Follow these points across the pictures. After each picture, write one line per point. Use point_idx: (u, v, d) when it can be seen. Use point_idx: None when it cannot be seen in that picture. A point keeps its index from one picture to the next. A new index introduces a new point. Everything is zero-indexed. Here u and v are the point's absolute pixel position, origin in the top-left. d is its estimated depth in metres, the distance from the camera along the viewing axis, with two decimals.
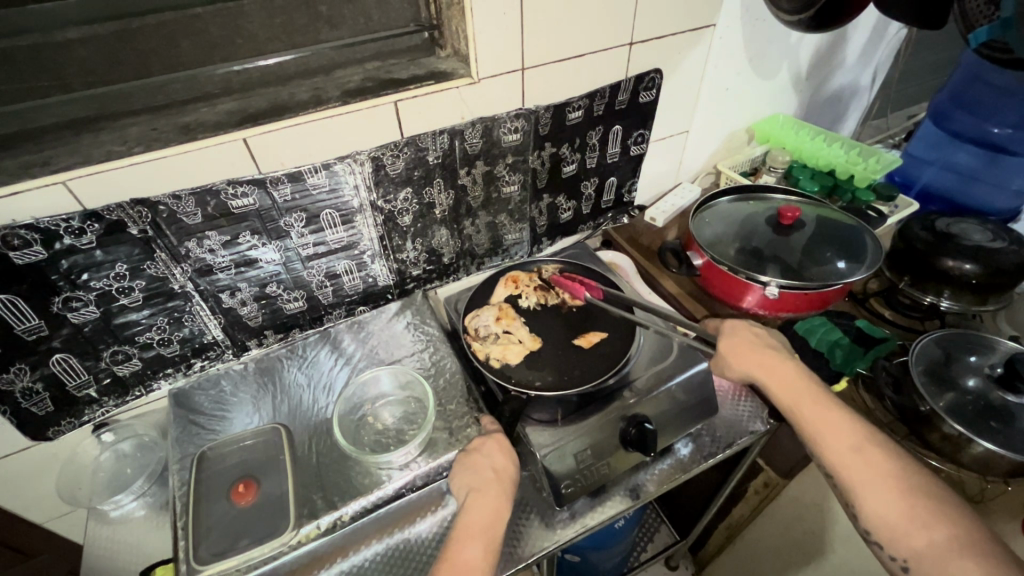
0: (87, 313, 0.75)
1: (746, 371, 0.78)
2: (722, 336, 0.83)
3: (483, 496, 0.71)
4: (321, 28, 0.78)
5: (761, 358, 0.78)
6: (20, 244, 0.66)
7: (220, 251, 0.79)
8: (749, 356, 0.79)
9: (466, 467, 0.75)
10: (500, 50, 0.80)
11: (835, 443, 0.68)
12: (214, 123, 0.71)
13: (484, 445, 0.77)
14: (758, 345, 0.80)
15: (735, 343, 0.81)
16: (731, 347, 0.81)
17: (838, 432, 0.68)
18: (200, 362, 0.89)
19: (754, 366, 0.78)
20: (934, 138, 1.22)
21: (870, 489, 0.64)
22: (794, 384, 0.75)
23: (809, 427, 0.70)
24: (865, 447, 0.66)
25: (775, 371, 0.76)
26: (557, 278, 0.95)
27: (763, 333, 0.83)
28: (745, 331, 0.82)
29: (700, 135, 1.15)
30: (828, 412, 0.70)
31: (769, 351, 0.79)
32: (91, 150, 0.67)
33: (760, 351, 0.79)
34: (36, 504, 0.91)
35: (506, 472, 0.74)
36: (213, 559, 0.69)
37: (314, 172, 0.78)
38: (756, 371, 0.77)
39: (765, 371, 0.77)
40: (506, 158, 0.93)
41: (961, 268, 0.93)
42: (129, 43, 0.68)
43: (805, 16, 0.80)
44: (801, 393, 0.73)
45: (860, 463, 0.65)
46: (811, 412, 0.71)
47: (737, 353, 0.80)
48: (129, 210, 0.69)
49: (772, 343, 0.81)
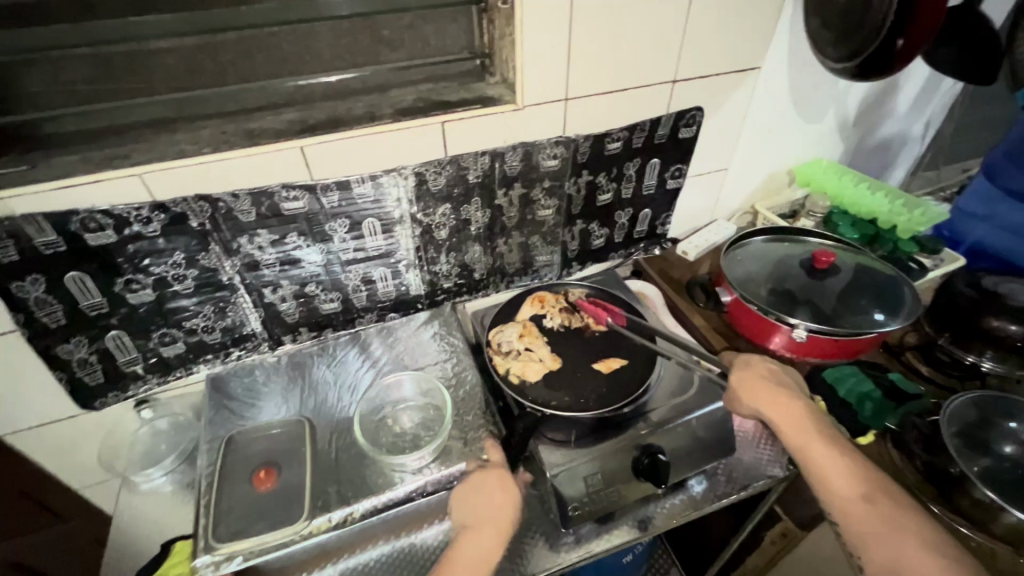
0: (144, 295, 0.81)
1: (759, 410, 0.77)
2: (736, 371, 0.82)
3: (474, 536, 0.71)
4: (382, 50, 0.84)
5: (775, 398, 0.77)
6: (95, 227, 0.72)
7: (267, 249, 0.84)
8: (762, 393, 0.78)
9: (466, 501, 0.74)
10: (546, 80, 0.84)
11: (846, 491, 0.68)
12: (276, 131, 0.77)
13: (488, 480, 0.75)
14: (771, 382, 0.79)
15: (750, 380, 0.80)
16: (745, 383, 0.79)
17: (848, 479, 0.69)
18: (237, 351, 0.94)
19: (766, 404, 0.77)
20: (985, 194, 1.17)
21: (879, 541, 0.64)
22: (807, 427, 0.75)
23: (819, 471, 0.71)
24: (875, 498, 0.67)
25: (787, 410, 0.76)
26: (582, 302, 0.97)
27: (777, 370, 0.82)
28: (760, 367, 0.82)
29: (739, 174, 1.16)
30: (839, 457, 0.71)
31: (781, 389, 0.78)
32: (166, 147, 0.74)
33: (774, 391, 0.78)
34: (76, 469, 0.98)
35: (505, 516, 0.72)
36: (228, 538, 0.72)
37: (361, 182, 0.83)
38: (769, 410, 0.76)
39: (778, 412, 0.76)
40: (544, 182, 0.96)
41: (1006, 329, 0.89)
42: (209, 54, 0.75)
43: (850, 63, 0.80)
44: (814, 436, 0.73)
45: (870, 513, 0.66)
46: (822, 456, 0.71)
47: (751, 391, 0.78)
48: (192, 204, 0.76)
49: (786, 383, 0.80)
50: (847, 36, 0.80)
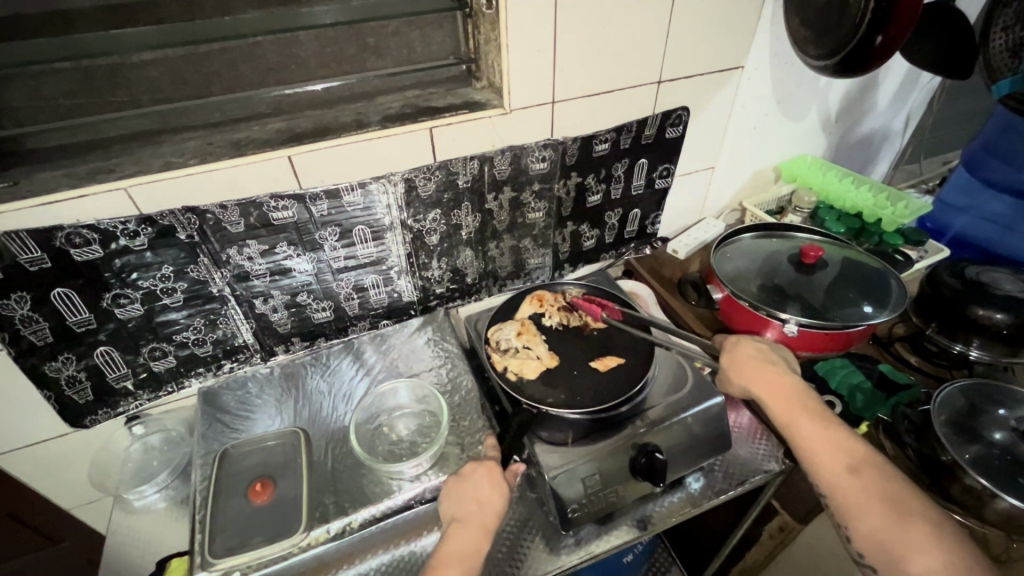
0: (132, 309, 0.80)
1: (749, 388, 0.79)
2: (726, 352, 0.85)
3: (463, 527, 0.69)
4: (367, 58, 0.84)
5: (765, 376, 0.79)
6: (81, 243, 0.71)
7: (257, 259, 0.84)
8: (750, 372, 0.80)
9: (453, 493, 0.74)
10: (532, 84, 0.84)
11: (831, 463, 0.68)
12: (263, 141, 0.77)
13: (475, 473, 0.75)
14: (760, 360, 0.81)
15: (741, 360, 0.82)
16: (733, 363, 0.82)
17: (833, 451, 0.69)
18: (229, 364, 0.93)
19: (753, 382, 0.79)
20: (964, 185, 1.20)
21: (864, 512, 0.64)
22: (792, 401, 0.75)
23: (805, 445, 0.71)
24: (860, 469, 0.67)
25: (773, 386, 0.77)
26: (580, 301, 0.97)
27: (767, 348, 0.84)
28: (749, 346, 0.83)
29: (726, 173, 1.17)
30: (823, 430, 0.71)
31: (772, 368, 0.80)
32: (151, 160, 0.73)
33: (764, 370, 0.79)
34: (65, 490, 0.96)
35: (491, 505, 0.72)
36: (226, 553, 0.71)
37: (350, 190, 0.83)
38: (756, 388, 0.78)
39: (768, 389, 0.78)
40: (533, 185, 0.96)
41: (991, 317, 0.91)
42: (193, 65, 0.75)
43: (833, 61, 0.81)
44: (799, 409, 0.74)
45: (855, 484, 0.66)
46: (807, 430, 0.72)
47: (741, 370, 0.81)
48: (180, 216, 0.75)
49: (775, 360, 0.82)
50: (828, 34, 0.81)
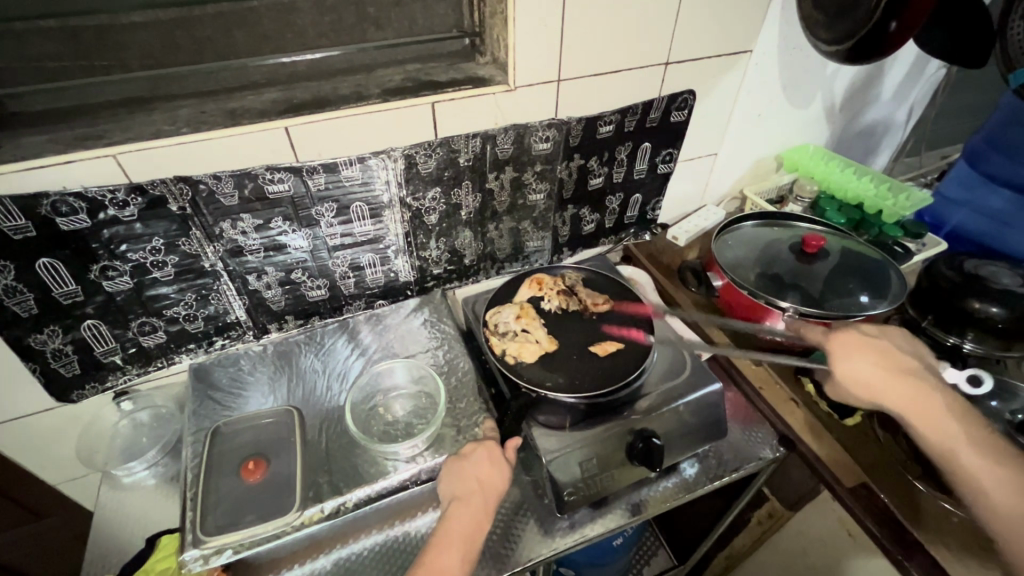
0: (121, 283, 0.78)
1: (871, 389, 0.73)
2: (838, 359, 0.76)
3: (464, 505, 0.69)
4: (367, 28, 0.81)
5: (895, 380, 0.72)
6: (67, 211, 0.69)
7: (251, 234, 0.81)
8: (889, 387, 0.71)
9: (453, 473, 0.73)
10: (539, 60, 0.82)
11: (1001, 501, 0.61)
12: (259, 111, 0.74)
13: (474, 452, 0.75)
14: (888, 370, 0.72)
15: (858, 357, 0.75)
16: (850, 374, 0.74)
17: (1010, 490, 0.61)
18: (221, 340, 0.92)
19: (891, 398, 0.71)
20: (965, 179, 1.19)
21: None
22: (949, 429, 0.67)
23: (966, 477, 0.64)
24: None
25: (917, 406, 0.70)
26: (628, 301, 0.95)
27: (893, 350, 0.74)
28: (867, 350, 0.75)
29: (729, 159, 1.16)
30: (996, 467, 0.63)
31: (894, 369, 0.73)
32: (141, 127, 0.70)
33: (886, 370, 0.73)
34: (52, 464, 0.94)
35: (491, 484, 0.72)
36: (217, 531, 0.70)
37: (348, 164, 0.80)
38: (890, 403, 0.71)
39: (903, 395, 0.71)
40: (536, 166, 0.94)
41: (987, 311, 0.91)
42: (185, 30, 0.72)
43: (843, 47, 0.80)
44: (960, 438, 0.66)
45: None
46: (975, 460, 0.64)
47: (858, 369, 0.74)
48: (171, 186, 0.72)
49: (906, 368, 0.73)
50: (841, 18, 0.79)
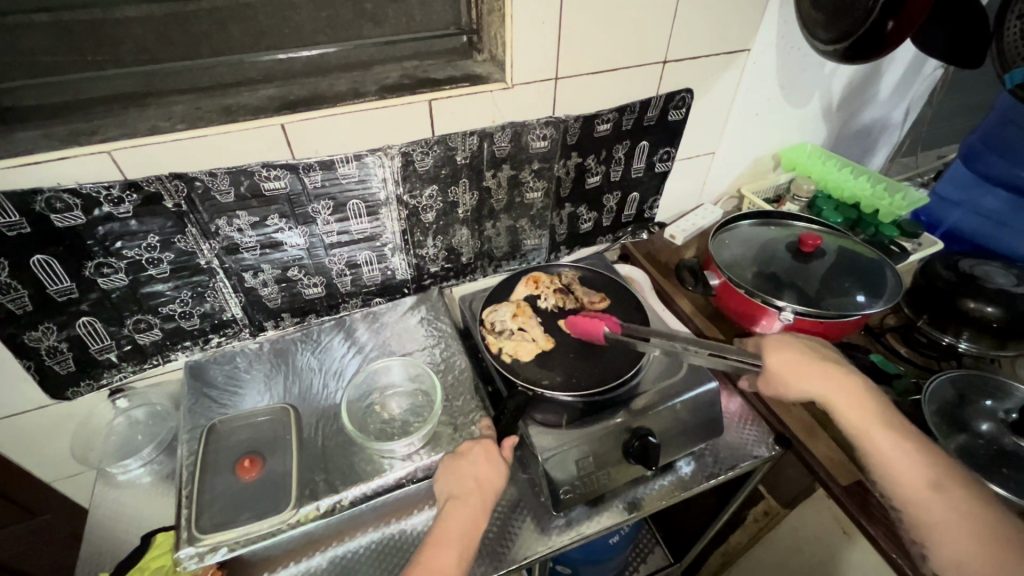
0: (116, 280, 0.78)
1: (795, 381, 0.76)
2: (769, 352, 0.79)
3: (462, 505, 0.69)
4: (364, 25, 0.81)
5: (814, 370, 0.75)
6: (62, 208, 0.68)
7: (247, 231, 0.81)
8: (808, 378, 0.75)
9: (450, 472, 0.73)
10: (537, 58, 0.82)
11: (912, 478, 0.64)
12: (255, 108, 0.74)
13: (471, 451, 0.75)
14: (807, 363, 0.76)
15: (784, 355, 0.77)
16: (782, 366, 0.77)
17: (916, 468, 0.65)
18: (217, 338, 0.91)
19: (814, 386, 0.74)
20: (962, 179, 1.19)
21: (948, 534, 0.61)
22: (864, 412, 0.70)
23: (880, 458, 0.67)
24: (947, 488, 0.63)
25: (837, 393, 0.72)
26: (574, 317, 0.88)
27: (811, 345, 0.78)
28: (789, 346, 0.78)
29: (727, 158, 1.16)
30: (906, 445, 0.66)
31: (814, 361, 0.76)
32: (137, 123, 0.70)
33: (806, 363, 0.76)
34: (47, 462, 0.94)
35: (489, 484, 0.72)
36: (213, 529, 0.70)
37: (345, 162, 0.80)
38: (814, 391, 0.74)
39: (821, 384, 0.74)
40: (533, 164, 0.94)
41: (982, 310, 0.92)
42: (180, 25, 0.71)
43: (840, 46, 0.80)
44: (874, 420, 0.69)
45: (941, 504, 0.62)
46: (881, 434, 0.68)
47: (783, 365, 0.77)
48: (167, 183, 0.72)
49: (829, 359, 0.76)
50: (838, 17, 0.79)
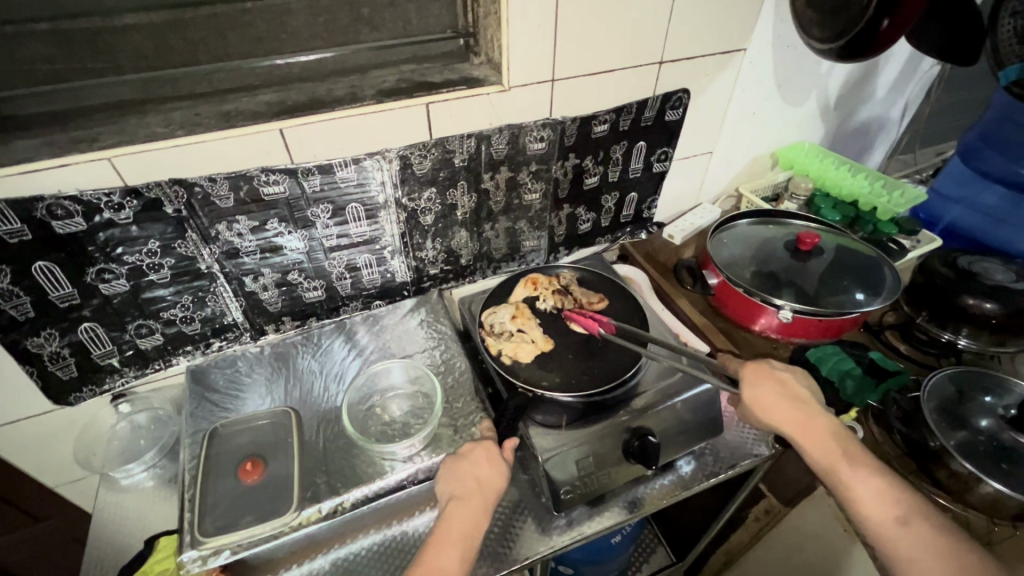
0: (117, 285, 0.78)
1: (771, 422, 0.75)
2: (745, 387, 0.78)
3: (464, 504, 0.69)
4: (361, 29, 0.81)
5: (792, 411, 0.74)
6: (63, 215, 0.69)
7: (247, 236, 0.82)
8: (784, 416, 0.74)
9: (453, 473, 0.73)
10: (534, 60, 0.82)
11: (882, 515, 0.65)
12: (253, 113, 0.74)
13: (473, 452, 0.75)
14: (784, 400, 0.75)
15: (760, 395, 0.76)
16: (755, 400, 0.77)
17: (884, 503, 0.66)
18: (218, 342, 0.92)
19: (784, 422, 0.74)
20: (958, 175, 1.20)
21: (913, 567, 0.61)
22: (838, 454, 0.70)
23: (853, 497, 0.67)
24: (913, 521, 0.64)
25: (811, 433, 0.72)
26: (570, 313, 0.91)
27: (791, 382, 0.77)
28: (767, 381, 0.77)
29: (724, 157, 1.16)
30: (876, 483, 0.67)
31: (794, 402, 0.75)
32: (137, 130, 0.70)
33: (785, 403, 0.75)
34: (50, 467, 0.94)
35: (490, 483, 0.72)
36: (217, 532, 0.71)
37: (343, 166, 0.80)
38: (786, 427, 0.74)
39: (798, 425, 0.73)
40: (531, 166, 0.95)
41: (981, 307, 0.91)
42: (178, 32, 0.72)
43: (836, 44, 0.80)
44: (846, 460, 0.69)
45: (908, 538, 0.63)
46: (853, 474, 0.68)
47: (762, 405, 0.76)
48: (167, 188, 0.72)
49: (802, 394, 0.76)
50: (834, 16, 0.79)
